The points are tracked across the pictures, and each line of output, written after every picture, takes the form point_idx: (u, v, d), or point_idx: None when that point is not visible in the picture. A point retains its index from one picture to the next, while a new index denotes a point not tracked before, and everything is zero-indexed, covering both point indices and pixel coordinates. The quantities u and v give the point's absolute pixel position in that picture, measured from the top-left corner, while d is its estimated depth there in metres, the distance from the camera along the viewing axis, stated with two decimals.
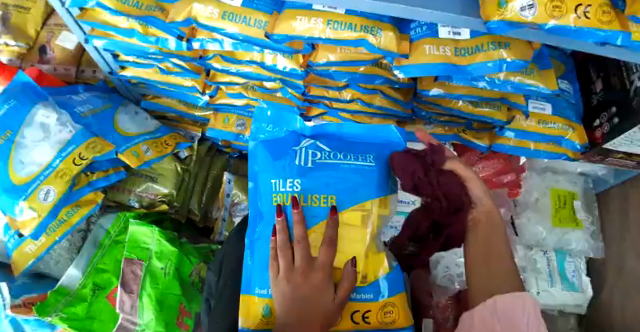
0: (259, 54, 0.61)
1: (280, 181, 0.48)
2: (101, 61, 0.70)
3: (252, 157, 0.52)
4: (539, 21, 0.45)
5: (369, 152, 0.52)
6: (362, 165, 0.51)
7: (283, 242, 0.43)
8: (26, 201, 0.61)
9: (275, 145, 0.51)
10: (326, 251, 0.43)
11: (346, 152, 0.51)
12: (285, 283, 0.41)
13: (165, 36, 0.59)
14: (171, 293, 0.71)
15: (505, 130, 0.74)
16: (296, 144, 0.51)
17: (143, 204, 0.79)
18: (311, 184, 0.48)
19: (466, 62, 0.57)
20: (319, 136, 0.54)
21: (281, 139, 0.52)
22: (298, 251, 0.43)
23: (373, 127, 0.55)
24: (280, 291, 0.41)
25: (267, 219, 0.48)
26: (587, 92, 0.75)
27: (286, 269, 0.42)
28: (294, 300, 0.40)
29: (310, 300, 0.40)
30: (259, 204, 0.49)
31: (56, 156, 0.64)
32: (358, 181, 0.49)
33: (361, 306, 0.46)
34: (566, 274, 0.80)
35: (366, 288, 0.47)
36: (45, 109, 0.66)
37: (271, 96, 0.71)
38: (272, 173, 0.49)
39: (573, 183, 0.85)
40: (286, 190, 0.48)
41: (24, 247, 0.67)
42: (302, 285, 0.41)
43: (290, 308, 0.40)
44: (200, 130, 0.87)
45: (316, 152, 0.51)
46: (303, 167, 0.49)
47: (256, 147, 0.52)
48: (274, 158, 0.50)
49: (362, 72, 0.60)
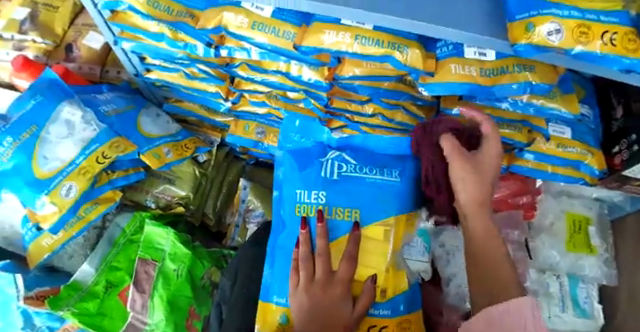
0: (285, 64, 0.61)
1: (305, 192, 0.54)
2: (128, 63, 0.71)
3: (281, 165, 0.59)
4: (565, 47, 0.45)
5: (393, 168, 0.57)
6: (384, 180, 0.56)
7: (306, 255, 0.46)
8: (48, 196, 0.63)
9: (303, 156, 0.58)
10: (346, 266, 0.46)
11: (370, 167, 0.57)
12: (306, 294, 0.43)
13: (194, 43, 0.60)
14: (182, 295, 0.71)
15: (524, 151, 0.74)
16: (323, 157, 0.57)
17: (159, 205, 0.81)
18: (335, 196, 0.53)
19: (490, 83, 0.57)
20: (345, 147, 0.60)
21: (308, 152, 0.58)
22: (319, 264, 0.46)
23: (396, 139, 0.60)
24: (300, 300, 0.43)
25: (290, 230, 0.53)
26: (607, 117, 0.75)
27: (306, 281, 0.44)
28: (316, 309, 0.42)
29: (330, 311, 0.42)
30: (284, 210, 0.54)
31: (80, 154, 0.65)
32: (379, 195, 0.54)
33: (378, 321, 0.49)
34: (577, 300, 0.80)
35: (384, 304, 0.50)
36: (71, 106, 0.67)
37: (293, 107, 0.72)
38: (298, 184, 0.55)
39: (588, 208, 0.84)
40: (311, 201, 0.53)
41: (41, 240, 0.68)
42: (323, 296, 0.43)
43: (308, 319, 0.41)
44: (219, 136, 0.88)
45: (342, 164, 0.56)
46: (328, 179, 0.55)
47: (285, 157, 0.58)
48: (301, 168, 0.56)
49: (386, 88, 0.61)
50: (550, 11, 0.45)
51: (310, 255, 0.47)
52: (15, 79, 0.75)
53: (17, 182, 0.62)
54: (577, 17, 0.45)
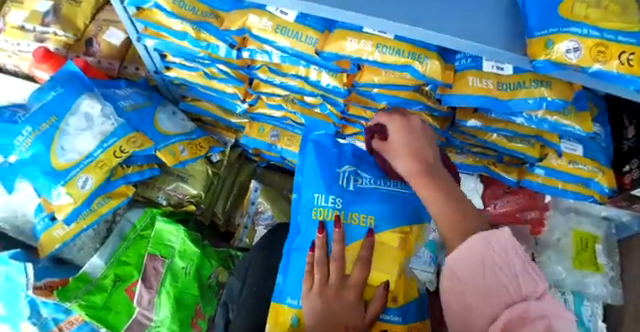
0: (305, 69, 0.62)
1: (322, 196, 0.55)
2: (148, 60, 0.72)
3: (301, 169, 0.61)
4: (583, 64, 0.45)
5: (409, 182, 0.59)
6: (397, 192, 0.57)
7: (320, 258, 0.47)
8: (64, 187, 0.64)
9: (322, 161, 0.59)
10: (358, 268, 0.46)
11: (387, 179, 0.58)
12: (319, 296, 0.43)
13: (216, 43, 0.61)
14: (189, 293, 0.72)
15: (535, 166, 0.76)
16: (340, 166, 0.59)
17: (170, 203, 0.82)
18: (352, 203, 0.55)
19: (507, 97, 0.57)
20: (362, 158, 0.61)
21: (326, 155, 0.60)
22: (333, 267, 0.46)
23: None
24: (313, 303, 0.43)
25: (306, 234, 0.53)
26: (618, 136, 0.76)
27: (320, 283, 0.45)
28: (330, 311, 0.41)
29: (343, 312, 0.42)
30: (300, 214, 0.55)
31: (98, 147, 0.66)
32: (396, 205, 0.55)
33: (389, 326, 0.49)
34: (582, 318, 0.78)
35: (394, 310, 0.50)
36: (90, 99, 0.69)
37: (309, 112, 0.73)
38: (316, 188, 0.56)
39: (596, 226, 0.84)
40: (328, 205, 0.54)
41: (53, 231, 0.69)
42: (336, 298, 0.43)
43: (320, 321, 0.41)
44: (233, 137, 0.89)
45: (359, 174, 0.58)
46: (344, 187, 0.56)
47: (308, 157, 0.60)
48: (320, 171, 0.58)
49: (403, 97, 0.62)
50: (569, 28, 0.45)
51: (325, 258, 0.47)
52: (36, 70, 0.77)
53: (34, 171, 0.63)
54: (595, 36, 0.45)
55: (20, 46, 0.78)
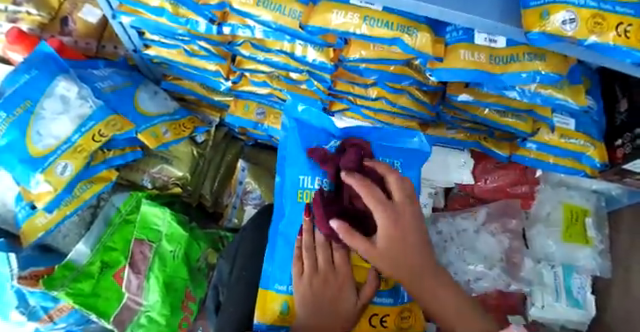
0: (289, 44, 0.60)
1: (309, 178, 0.52)
2: (125, 37, 0.69)
3: (284, 145, 0.55)
4: (579, 36, 0.42)
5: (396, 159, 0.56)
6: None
7: (308, 243, 0.47)
8: (43, 174, 0.61)
9: (306, 140, 0.54)
10: (343, 253, 0.47)
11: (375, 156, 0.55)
12: (309, 284, 0.44)
13: (196, 19, 0.57)
14: (178, 277, 0.71)
15: (526, 141, 0.74)
16: (327, 144, 0.54)
17: (156, 186, 0.80)
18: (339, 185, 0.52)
19: (499, 71, 0.55)
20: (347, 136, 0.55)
21: (310, 134, 0.54)
22: (320, 253, 0.46)
23: (399, 131, 0.57)
24: (303, 291, 0.44)
25: (291, 218, 0.52)
26: (611, 110, 0.75)
27: (309, 270, 0.45)
28: (320, 300, 0.44)
29: (333, 302, 0.44)
30: (285, 195, 0.53)
31: (75, 131, 0.64)
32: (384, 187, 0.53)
33: (379, 310, 0.50)
34: (571, 290, 0.79)
35: (386, 292, 0.51)
36: (66, 81, 0.65)
37: (295, 88, 0.71)
38: (301, 169, 0.53)
39: (585, 199, 0.84)
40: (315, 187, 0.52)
41: (35, 219, 0.67)
42: (324, 285, 0.45)
43: (310, 309, 0.43)
44: (218, 115, 0.86)
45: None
46: None
47: (291, 131, 0.54)
48: (305, 148, 0.53)
49: (392, 71, 0.60)
50: None
51: (312, 244, 0.47)
52: (9, 52, 0.72)
53: (11, 159, 0.60)
54: (591, 7, 0.43)
55: None
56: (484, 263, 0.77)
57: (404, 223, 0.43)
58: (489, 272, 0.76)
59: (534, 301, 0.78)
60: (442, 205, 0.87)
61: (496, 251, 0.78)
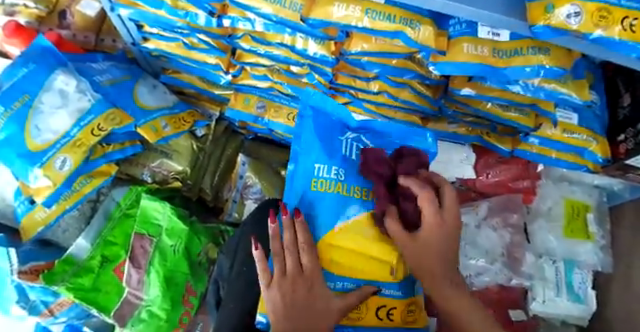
0: (290, 37, 0.59)
1: (324, 167, 0.47)
2: (124, 30, 0.68)
3: (298, 134, 0.51)
4: (584, 30, 0.42)
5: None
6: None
7: (277, 248, 0.41)
8: (41, 169, 0.61)
9: (322, 129, 0.49)
10: (309, 253, 0.41)
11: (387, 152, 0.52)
12: (278, 289, 0.39)
13: (196, 11, 0.56)
14: (179, 271, 0.70)
15: (529, 136, 0.74)
16: (342, 134, 0.50)
17: (155, 180, 0.80)
18: (355, 176, 0.48)
19: (502, 65, 0.55)
20: (362, 129, 0.53)
21: (325, 122, 0.50)
22: (288, 256, 0.40)
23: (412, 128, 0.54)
24: (272, 299, 0.38)
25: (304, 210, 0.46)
26: (614, 105, 0.74)
27: (276, 274, 0.40)
28: (292, 306, 0.38)
29: (310, 306, 0.38)
30: (294, 184, 0.47)
31: (74, 125, 0.63)
32: None
33: (387, 301, 0.46)
34: (571, 284, 0.79)
35: (394, 285, 0.46)
36: (64, 75, 0.65)
37: (296, 82, 0.70)
38: (317, 157, 0.47)
39: (587, 195, 0.84)
40: (331, 177, 0.47)
41: (34, 214, 0.66)
42: (295, 289, 0.39)
43: (286, 320, 0.37)
44: (218, 109, 0.85)
45: (361, 145, 0.51)
46: (347, 157, 0.49)
47: (306, 118, 0.50)
48: (322, 137, 0.48)
49: (394, 65, 0.59)
50: None
51: (279, 248, 0.41)
52: (6, 46, 0.72)
53: (9, 154, 0.60)
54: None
55: None
56: (486, 258, 0.78)
57: (444, 235, 0.41)
58: (491, 266, 0.77)
59: (535, 295, 0.77)
60: None
61: (497, 246, 0.79)
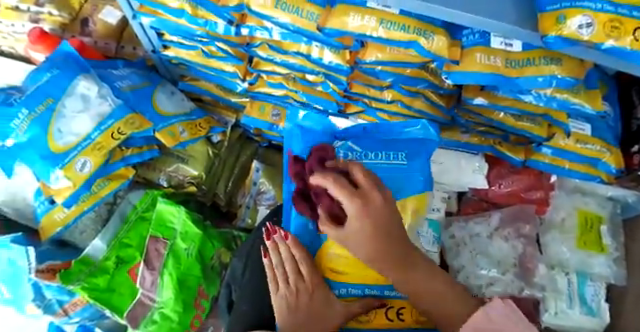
0: (306, 46, 0.60)
1: None
2: (145, 38, 0.70)
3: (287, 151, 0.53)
4: (596, 41, 0.42)
5: (401, 150, 0.52)
6: (390, 165, 0.51)
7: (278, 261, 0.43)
8: (62, 170, 0.63)
9: (308, 143, 0.51)
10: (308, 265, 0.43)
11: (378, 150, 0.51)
12: (284, 295, 0.40)
13: (215, 20, 0.58)
14: (191, 274, 0.71)
15: (542, 146, 0.74)
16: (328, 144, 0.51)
17: (171, 184, 0.82)
18: None
19: (515, 75, 0.55)
20: (349, 136, 0.53)
21: (312, 136, 0.52)
22: (290, 265, 0.42)
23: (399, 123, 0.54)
24: (278, 304, 0.39)
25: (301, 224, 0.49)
26: (628, 116, 0.74)
27: (281, 282, 0.41)
28: (296, 310, 0.38)
29: (314, 311, 0.39)
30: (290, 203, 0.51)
31: (95, 129, 0.65)
32: (396, 177, 0.50)
33: (394, 302, 0.47)
34: (584, 297, 0.78)
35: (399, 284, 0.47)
36: (86, 81, 0.67)
37: (311, 90, 0.71)
38: None
39: (600, 206, 0.83)
40: None
41: (53, 214, 0.69)
42: (298, 295, 0.40)
43: (295, 318, 0.38)
44: (233, 116, 0.87)
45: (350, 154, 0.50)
46: None
47: (293, 132, 0.53)
48: (308, 153, 0.51)
49: (408, 75, 0.60)
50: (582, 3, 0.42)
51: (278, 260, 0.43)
52: (31, 52, 0.74)
53: (32, 155, 0.61)
54: (608, 11, 0.42)
55: (14, 27, 0.75)
56: (498, 268, 0.77)
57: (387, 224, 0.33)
58: (501, 277, 0.77)
59: (547, 307, 0.76)
60: (455, 209, 0.88)
61: (509, 256, 0.79)
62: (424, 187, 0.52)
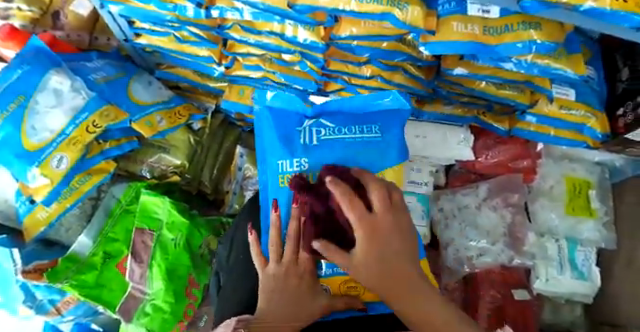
0: (279, 25, 0.58)
1: (287, 161, 0.48)
2: (115, 26, 0.68)
3: (260, 136, 0.53)
4: (574, 3, 0.40)
5: (373, 123, 0.51)
6: (363, 138, 0.49)
7: (276, 239, 0.41)
8: (39, 168, 0.62)
9: (279, 125, 0.51)
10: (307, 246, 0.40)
11: (350, 125, 0.50)
12: (272, 273, 0.39)
13: (184, 4, 0.55)
14: (181, 264, 0.71)
15: (526, 114, 0.74)
16: (299, 125, 0.51)
17: (154, 175, 0.80)
18: (319, 160, 0.48)
19: (494, 42, 0.55)
20: (321, 114, 0.52)
21: (282, 118, 0.51)
22: (288, 244, 0.40)
23: (370, 95, 0.52)
24: (263, 281, 0.39)
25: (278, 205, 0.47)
26: (612, 79, 0.72)
27: (272, 262, 0.40)
28: (281, 291, 0.39)
29: (297, 302, 0.39)
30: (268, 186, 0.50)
31: (70, 123, 0.63)
32: (373, 148, 0.49)
33: None
34: (575, 262, 0.79)
35: None
36: (58, 75, 0.64)
37: (288, 70, 0.70)
38: (278, 154, 0.49)
39: (589, 172, 0.83)
40: (294, 169, 0.48)
41: (36, 214, 0.67)
42: (287, 278, 0.39)
43: (278, 299, 0.38)
44: (213, 101, 0.85)
45: (321, 129, 0.49)
46: (307, 145, 0.49)
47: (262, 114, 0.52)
48: (279, 132, 0.50)
49: (385, 48, 0.58)
50: None
51: (275, 238, 0.41)
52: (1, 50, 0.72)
53: (7, 156, 0.60)
54: None
55: None
56: (488, 239, 0.78)
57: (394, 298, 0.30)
58: (491, 247, 0.77)
59: (538, 274, 0.77)
60: (444, 183, 0.87)
61: (499, 226, 0.79)
62: (402, 157, 0.51)
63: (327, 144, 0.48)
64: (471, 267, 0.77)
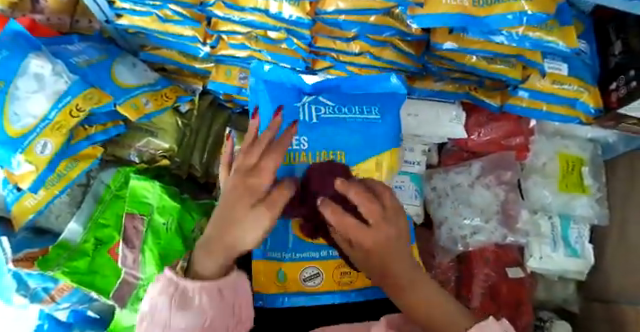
0: (263, 1, 0.56)
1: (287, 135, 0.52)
2: (95, 7, 0.66)
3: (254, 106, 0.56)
4: None
5: (373, 106, 0.56)
6: (363, 119, 0.55)
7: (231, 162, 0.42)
8: (23, 155, 0.60)
9: (276, 98, 0.54)
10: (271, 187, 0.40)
11: (349, 105, 0.55)
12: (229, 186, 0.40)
13: None
14: (173, 249, 0.69)
15: (518, 89, 0.72)
16: (298, 101, 0.55)
17: (143, 160, 0.80)
18: (319, 138, 0.52)
19: (483, 14, 0.53)
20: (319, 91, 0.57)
21: (278, 91, 0.55)
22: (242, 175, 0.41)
23: (373, 76, 0.58)
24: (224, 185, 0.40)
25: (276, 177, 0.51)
26: (606, 53, 0.70)
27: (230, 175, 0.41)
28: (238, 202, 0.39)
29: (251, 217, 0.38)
30: None
31: (52, 108, 0.62)
32: (371, 130, 0.55)
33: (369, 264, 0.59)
34: (568, 239, 0.79)
35: None
36: (38, 59, 0.62)
37: (275, 48, 0.68)
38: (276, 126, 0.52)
39: (581, 148, 0.83)
40: (295, 145, 0.51)
41: (24, 201, 0.66)
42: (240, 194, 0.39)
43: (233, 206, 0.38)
44: (201, 83, 0.83)
45: (320, 107, 0.54)
46: (308, 122, 0.53)
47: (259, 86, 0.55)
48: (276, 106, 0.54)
49: (373, 23, 0.57)
50: None
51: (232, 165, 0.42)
52: None
53: None
54: None
55: None
56: (481, 217, 0.78)
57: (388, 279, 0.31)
58: (485, 225, 0.77)
59: (532, 252, 0.78)
60: (436, 162, 0.87)
61: (492, 203, 0.79)
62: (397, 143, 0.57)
63: (327, 122, 0.53)
64: (465, 245, 0.78)
